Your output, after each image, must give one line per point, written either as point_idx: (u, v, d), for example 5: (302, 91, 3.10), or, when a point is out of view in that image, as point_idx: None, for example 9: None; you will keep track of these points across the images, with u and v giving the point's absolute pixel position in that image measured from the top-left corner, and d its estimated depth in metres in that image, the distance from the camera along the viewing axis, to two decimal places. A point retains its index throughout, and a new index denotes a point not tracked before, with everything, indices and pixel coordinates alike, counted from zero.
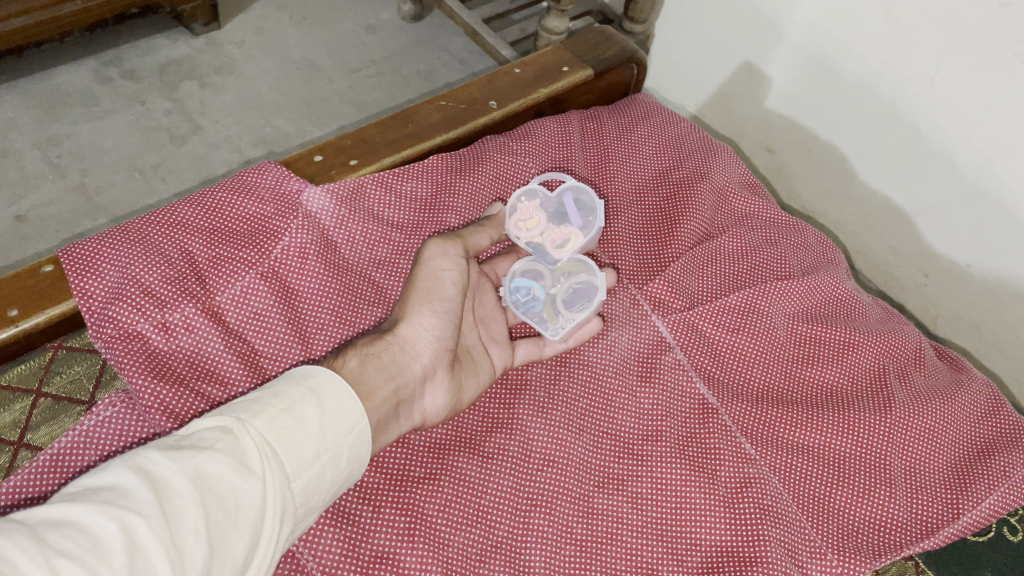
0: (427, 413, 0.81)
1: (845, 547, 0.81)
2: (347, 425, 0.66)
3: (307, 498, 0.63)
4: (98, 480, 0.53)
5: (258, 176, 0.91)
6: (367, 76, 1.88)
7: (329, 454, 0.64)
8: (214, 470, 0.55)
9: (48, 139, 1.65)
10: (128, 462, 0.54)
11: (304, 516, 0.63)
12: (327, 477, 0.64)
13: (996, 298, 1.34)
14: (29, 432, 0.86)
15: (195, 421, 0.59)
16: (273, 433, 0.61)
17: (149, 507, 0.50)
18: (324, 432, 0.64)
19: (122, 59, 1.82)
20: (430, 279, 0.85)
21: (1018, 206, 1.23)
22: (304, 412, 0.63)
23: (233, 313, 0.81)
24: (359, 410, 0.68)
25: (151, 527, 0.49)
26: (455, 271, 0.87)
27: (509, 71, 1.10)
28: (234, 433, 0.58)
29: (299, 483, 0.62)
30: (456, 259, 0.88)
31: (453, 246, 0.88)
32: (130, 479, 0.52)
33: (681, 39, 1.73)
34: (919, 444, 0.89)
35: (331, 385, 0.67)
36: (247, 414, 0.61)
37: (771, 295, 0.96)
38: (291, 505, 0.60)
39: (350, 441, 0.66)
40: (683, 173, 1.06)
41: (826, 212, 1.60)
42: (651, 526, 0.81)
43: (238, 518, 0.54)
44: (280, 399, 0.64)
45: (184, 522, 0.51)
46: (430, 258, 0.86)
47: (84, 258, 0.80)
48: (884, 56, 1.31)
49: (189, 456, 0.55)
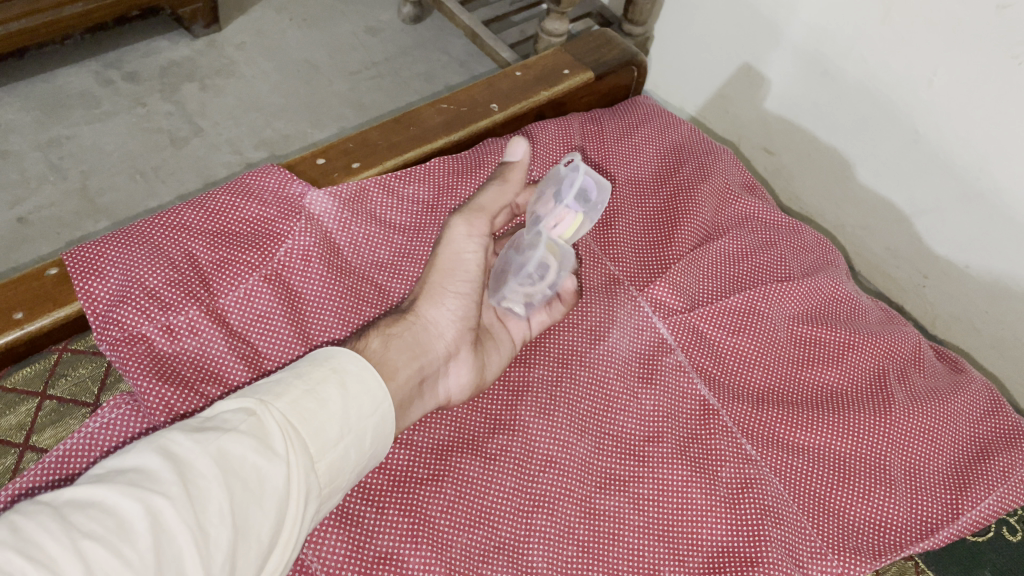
0: (450, 393, 0.85)
1: (845, 547, 0.82)
2: (370, 406, 0.67)
3: (332, 479, 0.63)
4: (124, 462, 0.54)
5: (261, 179, 0.92)
6: (367, 78, 1.88)
7: (353, 436, 0.64)
8: (237, 451, 0.56)
9: (49, 141, 1.65)
10: (153, 443, 0.55)
11: (329, 496, 0.64)
12: (351, 458, 0.64)
13: (994, 299, 1.34)
14: (35, 435, 0.86)
15: (219, 404, 0.60)
16: (296, 414, 0.61)
17: (174, 489, 0.51)
18: (347, 413, 0.64)
19: (123, 61, 1.82)
20: (452, 261, 0.88)
21: (1016, 207, 1.23)
22: (327, 393, 0.64)
23: (237, 316, 0.81)
24: (382, 391, 0.68)
25: (176, 509, 0.50)
26: (477, 250, 0.89)
27: (510, 74, 1.11)
28: (257, 414, 0.59)
29: (323, 465, 0.62)
30: (479, 240, 0.89)
31: (478, 224, 0.90)
32: (155, 462, 0.53)
33: (680, 41, 1.74)
34: (918, 445, 0.89)
35: (355, 365, 0.68)
36: (270, 395, 0.62)
37: (771, 296, 0.96)
38: (316, 485, 0.61)
39: (373, 421, 0.67)
40: (683, 176, 1.07)
41: (825, 214, 1.60)
42: (652, 526, 0.82)
43: (262, 499, 0.55)
44: (302, 380, 0.64)
45: (209, 503, 0.52)
46: (450, 239, 0.88)
47: (89, 260, 0.80)
48: (883, 57, 1.32)
49: (213, 438, 0.56)
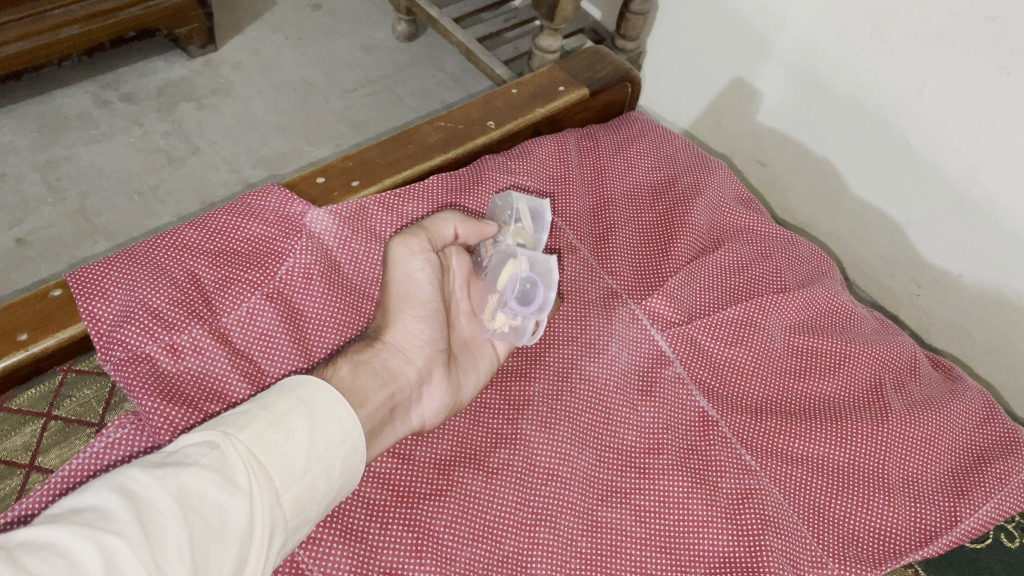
0: (425, 417, 0.85)
1: (846, 556, 0.83)
2: (340, 436, 0.68)
3: (299, 511, 0.64)
4: (81, 501, 0.54)
5: (262, 199, 0.93)
6: (364, 96, 1.90)
7: (321, 466, 0.65)
8: (198, 487, 0.56)
9: (46, 162, 1.66)
10: (111, 482, 0.55)
11: (297, 528, 0.65)
12: (318, 489, 0.65)
13: (988, 307, 1.36)
14: (40, 455, 0.85)
15: (183, 438, 0.61)
16: (259, 446, 0.62)
17: (130, 528, 0.51)
18: (314, 443, 0.65)
19: (121, 82, 1.84)
20: (403, 284, 0.89)
21: (1010, 217, 1.25)
22: (293, 424, 0.65)
23: (240, 334, 0.82)
24: (352, 421, 0.69)
25: (132, 548, 0.50)
26: (425, 268, 0.89)
27: (505, 92, 1.13)
28: (220, 448, 0.59)
29: (289, 497, 0.63)
30: (424, 255, 0.90)
31: (416, 240, 0.90)
32: (112, 500, 0.53)
33: (672, 56, 1.76)
34: (916, 453, 0.90)
35: (321, 395, 0.69)
36: (233, 428, 0.63)
37: (768, 308, 0.98)
38: (280, 520, 0.61)
39: (342, 452, 0.67)
40: (678, 190, 1.09)
41: (818, 224, 1.62)
42: (655, 537, 0.82)
43: (224, 535, 0.55)
44: (268, 412, 0.65)
45: (167, 542, 0.52)
46: (393, 262, 0.90)
47: (92, 282, 0.81)
48: (873, 70, 1.34)
49: (172, 474, 0.56)
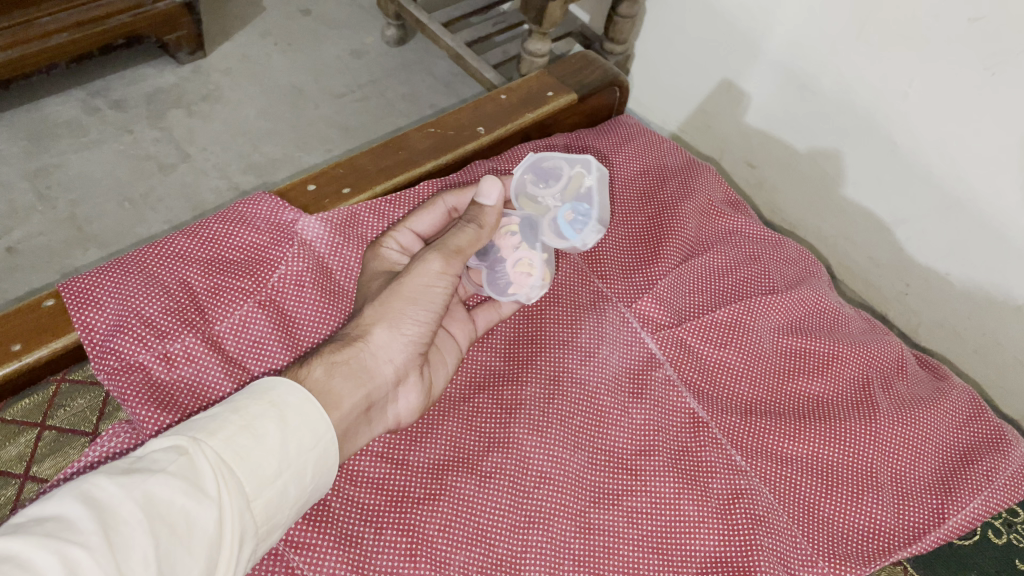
0: (400, 416, 0.84)
1: (834, 554, 0.84)
2: (312, 439, 0.68)
3: (269, 517, 0.64)
4: (44, 511, 0.53)
5: (253, 207, 0.93)
6: (353, 101, 1.91)
7: (292, 471, 0.66)
8: (165, 494, 0.56)
9: (35, 170, 1.66)
10: (75, 490, 0.55)
11: (267, 534, 0.65)
12: (290, 493, 0.66)
13: (975, 305, 1.38)
14: (34, 465, 0.85)
15: (150, 443, 0.61)
16: (229, 451, 0.62)
17: (94, 539, 0.51)
18: (284, 448, 0.65)
19: (110, 89, 1.84)
20: (418, 291, 0.85)
21: (995, 216, 1.27)
22: (264, 429, 0.65)
23: (232, 342, 0.83)
24: (324, 424, 0.70)
25: (95, 559, 0.50)
26: (444, 286, 0.86)
27: (495, 97, 1.14)
28: (188, 454, 0.60)
29: (259, 503, 0.63)
30: (448, 278, 0.87)
31: (453, 264, 0.86)
32: (76, 509, 0.53)
33: (660, 59, 1.77)
34: (903, 452, 0.91)
35: (294, 398, 0.69)
36: (203, 433, 0.63)
37: (755, 310, 0.99)
38: (250, 525, 0.62)
39: (314, 456, 0.68)
40: (667, 193, 1.10)
41: (807, 225, 1.64)
42: (647, 539, 0.83)
43: (191, 544, 0.56)
44: (239, 415, 0.65)
45: (132, 552, 0.52)
46: (418, 271, 0.85)
47: (85, 291, 0.81)
48: (858, 70, 1.36)
49: (138, 480, 0.56)
